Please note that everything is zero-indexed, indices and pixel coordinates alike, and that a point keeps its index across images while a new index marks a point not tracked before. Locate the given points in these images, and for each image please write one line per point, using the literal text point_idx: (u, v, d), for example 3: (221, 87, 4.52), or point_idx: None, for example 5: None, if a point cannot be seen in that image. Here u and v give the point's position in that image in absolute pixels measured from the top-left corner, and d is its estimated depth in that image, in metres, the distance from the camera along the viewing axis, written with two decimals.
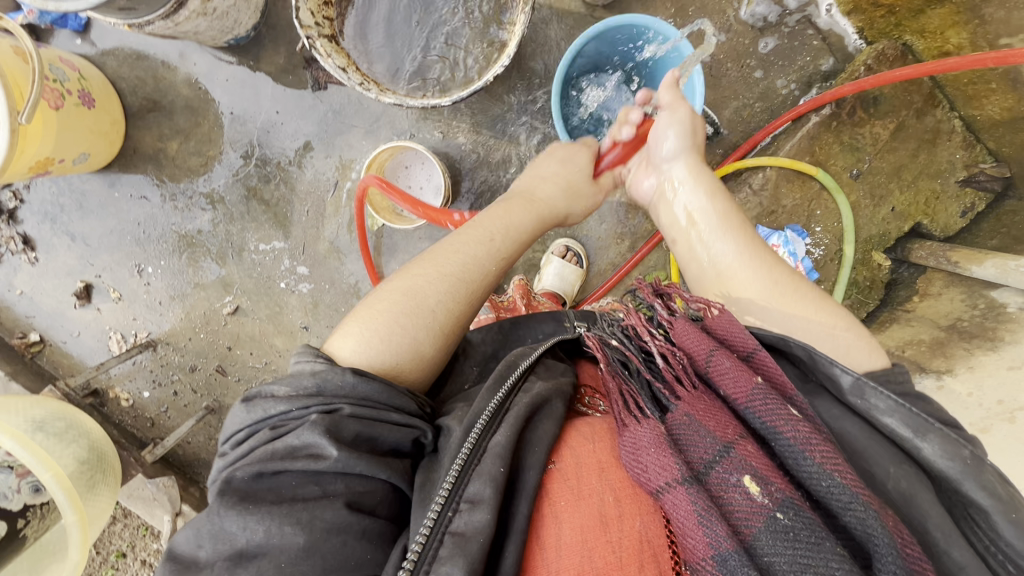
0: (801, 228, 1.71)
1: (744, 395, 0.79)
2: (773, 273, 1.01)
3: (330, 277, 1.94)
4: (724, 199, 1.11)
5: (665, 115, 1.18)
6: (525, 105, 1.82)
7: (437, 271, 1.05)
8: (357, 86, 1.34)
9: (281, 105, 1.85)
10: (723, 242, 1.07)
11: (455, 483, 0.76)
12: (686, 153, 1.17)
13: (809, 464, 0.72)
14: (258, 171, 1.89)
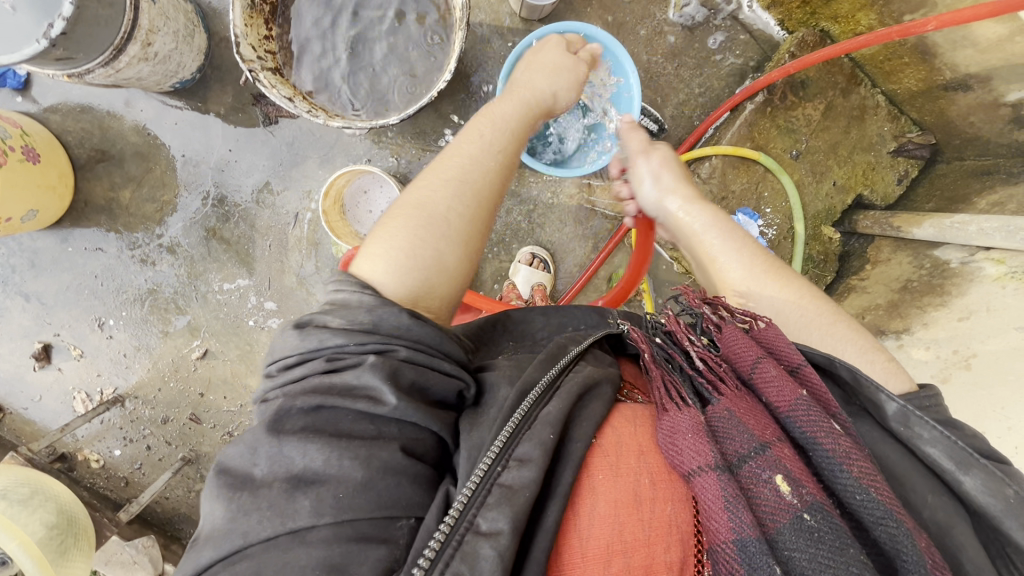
0: (751, 211, 1.79)
1: (785, 400, 0.80)
2: (783, 297, 1.04)
3: (299, 310, 1.93)
4: (730, 227, 1.14)
5: (639, 169, 1.23)
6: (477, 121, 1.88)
7: (445, 178, 1.04)
8: (305, 113, 1.36)
9: (233, 143, 1.86)
10: (732, 266, 1.09)
11: (507, 440, 0.72)
12: (674, 190, 1.19)
13: (843, 474, 0.72)
14: (216, 212, 1.88)
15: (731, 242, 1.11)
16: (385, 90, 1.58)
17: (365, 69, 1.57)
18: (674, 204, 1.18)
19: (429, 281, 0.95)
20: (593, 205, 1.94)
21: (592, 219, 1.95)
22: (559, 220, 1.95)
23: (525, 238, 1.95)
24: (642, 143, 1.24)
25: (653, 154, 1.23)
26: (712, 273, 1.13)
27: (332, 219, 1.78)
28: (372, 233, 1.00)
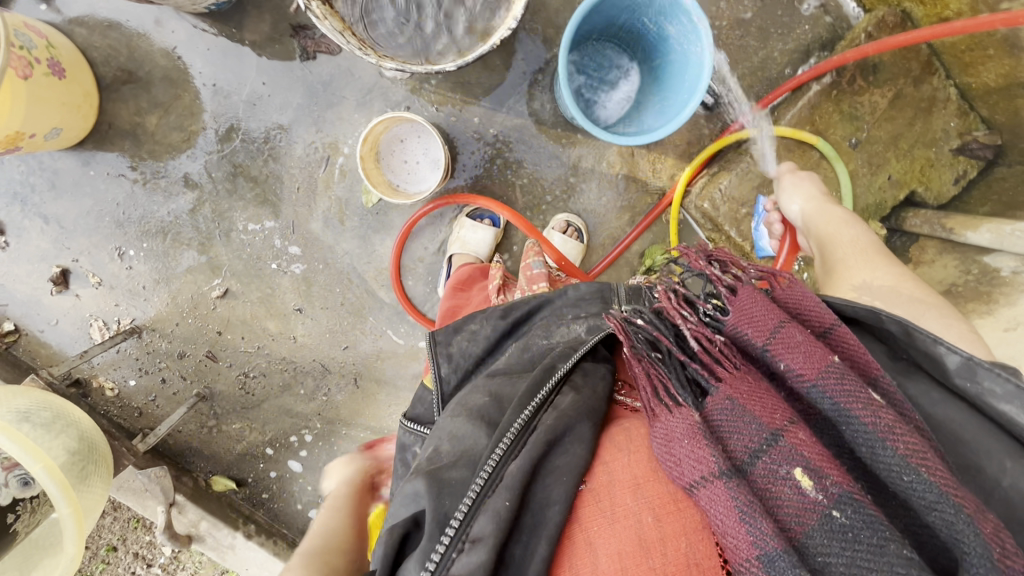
0: None
1: (808, 369, 0.71)
2: (885, 276, 1.08)
3: (324, 257, 1.91)
4: (855, 223, 1.24)
5: (788, 183, 1.45)
6: (524, 77, 1.81)
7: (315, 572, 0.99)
8: (356, 51, 1.27)
9: (268, 76, 1.76)
10: (844, 251, 1.19)
11: (468, 510, 0.73)
12: (809, 196, 1.39)
13: (885, 453, 0.65)
14: (244, 148, 1.81)
15: (847, 232, 1.22)
16: (436, 33, 1.47)
17: (417, 8, 1.45)
18: (814, 206, 1.35)
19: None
20: (633, 176, 1.87)
21: (631, 191, 1.89)
22: (597, 189, 1.89)
23: (559, 205, 1.89)
24: (786, 170, 1.50)
25: (797, 174, 1.46)
26: (829, 261, 1.21)
27: (367, 166, 1.70)
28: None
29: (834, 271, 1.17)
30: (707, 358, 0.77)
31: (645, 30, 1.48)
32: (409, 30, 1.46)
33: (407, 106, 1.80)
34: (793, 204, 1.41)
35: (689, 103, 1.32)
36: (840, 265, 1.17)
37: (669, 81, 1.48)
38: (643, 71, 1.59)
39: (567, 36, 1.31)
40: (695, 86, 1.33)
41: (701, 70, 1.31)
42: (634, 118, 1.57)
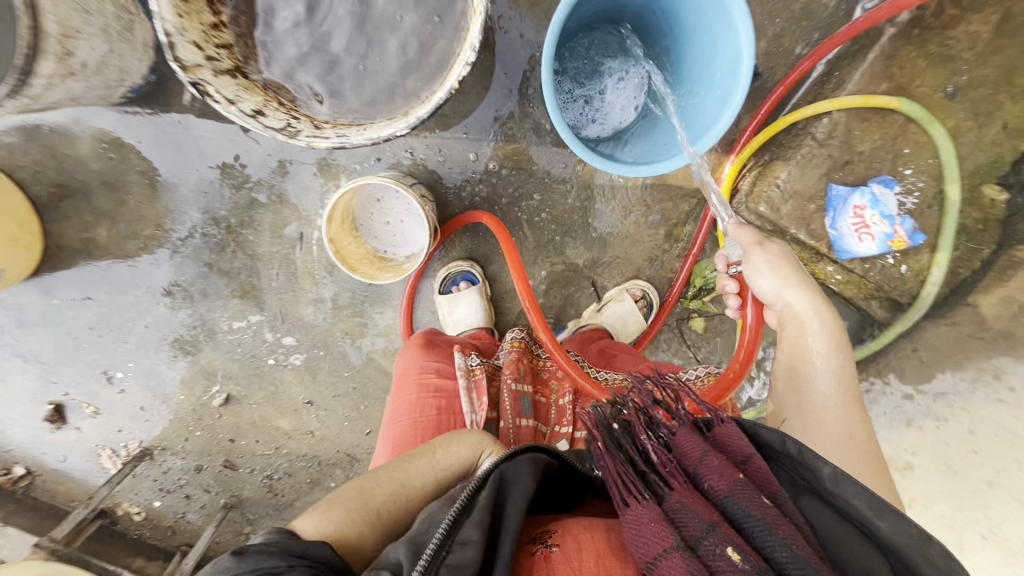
0: (887, 175, 1.33)
1: (721, 479, 0.68)
2: (855, 428, 0.89)
3: (324, 342, 1.68)
4: (836, 344, 0.97)
5: (756, 263, 1.06)
6: (508, 91, 1.48)
7: (367, 480, 0.90)
8: (281, 135, 0.98)
9: (213, 157, 1.51)
10: (823, 380, 0.94)
11: (442, 543, 0.69)
12: (795, 283, 1.02)
13: (780, 548, 0.61)
14: (208, 242, 1.57)
15: (835, 359, 0.95)
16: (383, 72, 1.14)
17: (357, 48, 1.14)
18: (791, 302, 1.02)
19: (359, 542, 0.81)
20: (662, 184, 1.53)
21: (662, 203, 1.55)
22: (620, 208, 1.56)
23: (578, 235, 1.57)
24: (751, 237, 1.09)
25: (770, 247, 1.07)
26: (786, 379, 0.99)
27: (341, 246, 1.39)
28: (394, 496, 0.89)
29: (803, 400, 0.94)
30: (654, 467, 0.73)
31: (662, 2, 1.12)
32: (349, 79, 1.13)
33: (380, 159, 1.50)
34: (768, 286, 1.04)
35: (729, 104, 0.99)
36: (812, 398, 0.93)
37: (694, 69, 1.13)
38: (660, 56, 1.23)
39: (552, 38, 0.98)
40: (733, 79, 0.99)
41: (739, 55, 0.97)
42: (642, 129, 1.24)
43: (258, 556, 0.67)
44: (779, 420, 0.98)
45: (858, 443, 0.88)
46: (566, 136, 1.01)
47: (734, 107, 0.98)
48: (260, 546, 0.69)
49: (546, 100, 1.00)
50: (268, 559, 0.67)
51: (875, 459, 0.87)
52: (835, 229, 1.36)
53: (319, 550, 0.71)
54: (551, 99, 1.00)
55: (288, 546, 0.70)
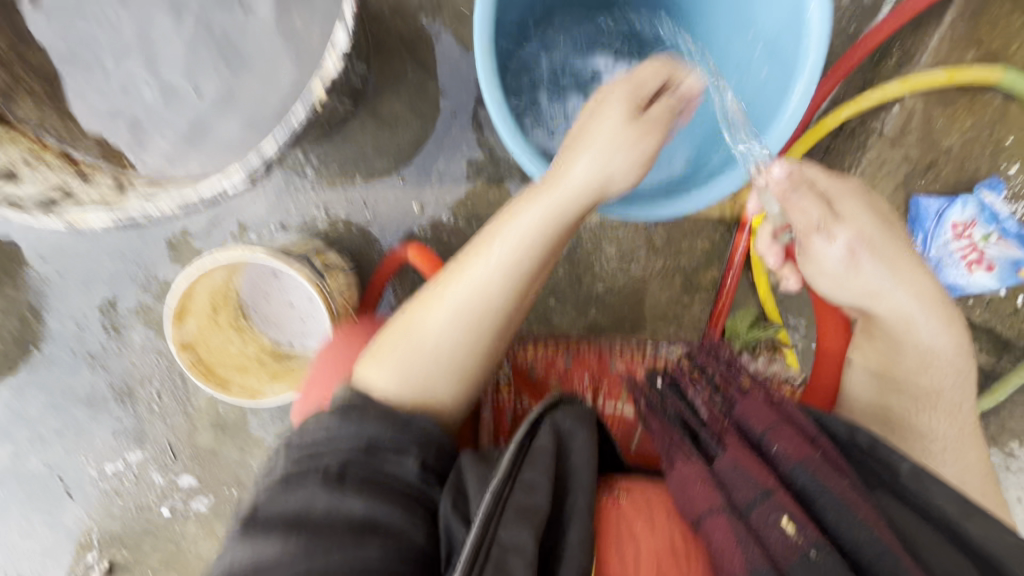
0: (995, 178, 0.94)
1: (794, 447, 0.60)
2: (975, 475, 0.68)
3: (235, 477, 1.17)
4: (958, 358, 0.69)
5: (836, 241, 0.67)
6: (451, 111, 1.04)
7: (437, 305, 0.67)
8: None
9: (45, 244, 1.07)
10: (934, 419, 0.69)
11: (504, 480, 0.53)
12: (903, 279, 0.68)
13: (852, 527, 0.53)
14: (56, 360, 1.12)
15: (948, 367, 0.69)
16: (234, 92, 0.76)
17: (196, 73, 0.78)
18: (903, 306, 0.68)
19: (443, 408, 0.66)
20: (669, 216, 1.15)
21: (673, 242, 1.17)
22: (620, 253, 1.17)
23: (567, 293, 1.18)
24: (818, 209, 0.67)
25: (845, 210, 0.68)
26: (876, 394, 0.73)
27: (201, 350, 0.94)
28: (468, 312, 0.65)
29: (902, 444, 0.70)
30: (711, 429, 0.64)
31: None
32: None
33: (283, 223, 1.07)
34: (855, 275, 0.68)
35: (792, 84, 0.68)
36: (915, 442, 0.69)
37: (728, 41, 0.81)
38: (647, 46, 0.89)
39: (488, 50, 0.68)
40: (796, 45, 0.68)
41: (801, 9, 0.66)
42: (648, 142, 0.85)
43: (355, 430, 0.56)
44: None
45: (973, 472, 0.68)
46: (536, 170, 0.72)
47: (803, 86, 0.67)
48: (365, 406, 0.59)
49: (499, 127, 0.70)
50: (353, 441, 0.55)
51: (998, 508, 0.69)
52: (928, 258, 0.96)
53: (407, 464, 0.56)
54: (503, 121, 0.70)
55: (382, 432, 0.57)
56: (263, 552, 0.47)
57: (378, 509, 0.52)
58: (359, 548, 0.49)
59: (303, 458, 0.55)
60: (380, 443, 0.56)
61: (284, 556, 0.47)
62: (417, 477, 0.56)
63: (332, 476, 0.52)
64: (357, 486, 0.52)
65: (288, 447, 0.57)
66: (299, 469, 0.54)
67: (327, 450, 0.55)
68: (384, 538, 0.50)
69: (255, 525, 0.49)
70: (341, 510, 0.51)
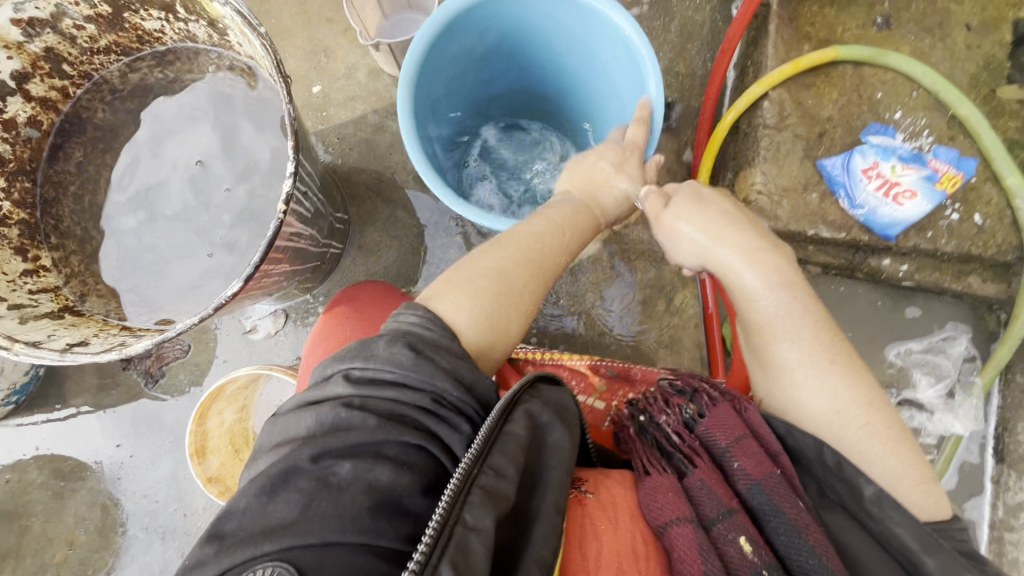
0: (881, 124, 1.07)
1: (756, 464, 0.54)
2: (847, 399, 0.61)
3: None
4: (783, 291, 0.66)
5: (671, 228, 0.74)
6: (422, 227, 1.26)
7: (514, 252, 0.71)
8: (88, 357, 0.73)
9: (120, 433, 1.25)
10: (786, 349, 0.64)
11: (476, 461, 0.46)
12: (717, 238, 0.70)
13: (802, 554, 0.49)
14: (131, 539, 1.22)
15: (796, 323, 0.64)
16: (211, 244, 0.92)
17: (172, 235, 0.92)
18: (727, 265, 0.69)
19: (495, 345, 0.66)
20: (632, 254, 1.27)
21: (645, 274, 1.27)
22: (602, 298, 1.27)
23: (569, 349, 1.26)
24: (657, 203, 0.77)
25: (679, 192, 0.76)
26: (757, 373, 0.69)
27: (227, 482, 1.08)
28: (531, 259, 0.72)
29: (770, 380, 0.66)
30: (684, 444, 0.60)
31: (529, 71, 1.01)
32: (182, 274, 0.91)
33: None
34: (688, 252, 0.72)
35: (646, 88, 0.79)
36: (778, 375, 0.64)
37: (597, 100, 0.96)
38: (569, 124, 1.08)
39: (413, 142, 0.78)
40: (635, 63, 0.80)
41: (623, 39, 0.80)
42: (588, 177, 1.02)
43: (417, 381, 0.52)
44: (760, 402, 0.70)
45: (857, 413, 0.60)
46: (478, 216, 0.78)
47: (655, 92, 0.78)
48: (432, 353, 0.55)
49: (440, 195, 0.78)
50: (413, 394, 0.52)
51: (887, 431, 0.60)
52: (860, 207, 1.05)
53: (443, 431, 0.51)
54: (439, 185, 0.78)
55: (446, 391, 0.53)
56: (276, 509, 0.42)
57: (404, 482, 0.46)
58: (371, 522, 0.42)
59: (360, 397, 0.51)
60: (439, 402, 0.52)
61: (298, 513, 0.42)
62: (454, 455, 0.51)
63: (379, 432, 0.48)
64: (392, 456, 0.47)
65: (347, 373, 0.53)
66: (353, 408, 0.50)
67: (383, 396, 0.51)
68: (401, 518, 0.44)
69: (280, 478, 0.44)
70: (360, 477, 0.44)
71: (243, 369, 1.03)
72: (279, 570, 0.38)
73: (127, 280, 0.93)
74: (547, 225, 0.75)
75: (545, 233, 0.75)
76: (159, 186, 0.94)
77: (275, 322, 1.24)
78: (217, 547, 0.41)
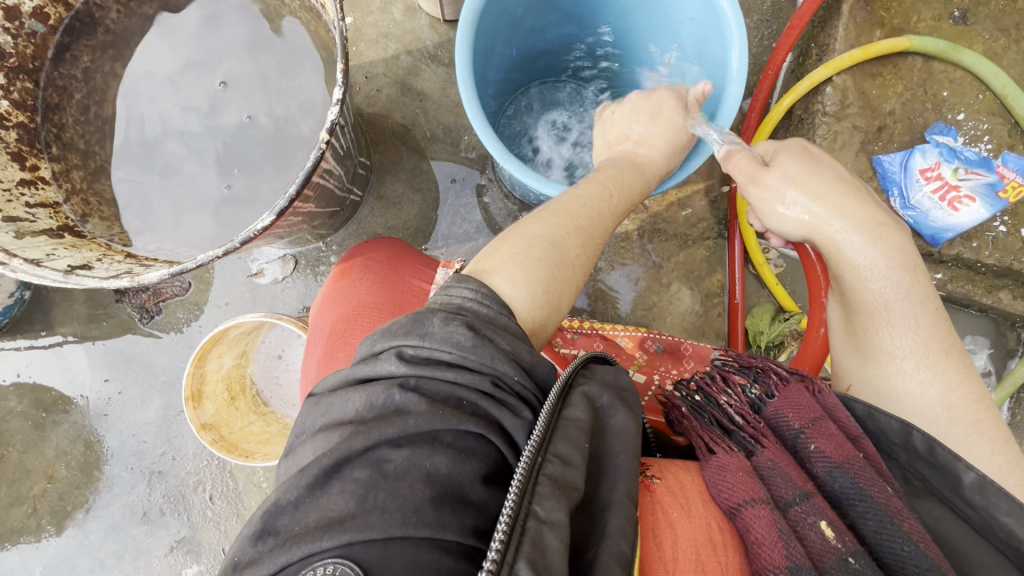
0: (945, 124, 1.03)
1: (835, 447, 0.52)
2: (958, 395, 0.59)
3: None
4: (906, 275, 0.62)
5: (774, 192, 0.67)
6: (449, 182, 1.19)
7: (564, 219, 0.64)
8: (93, 282, 0.66)
9: (109, 367, 1.18)
10: (898, 337, 0.62)
11: (539, 449, 0.42)
12: (835, 210, 0.64)
13: (897, 541, 0.45)
14: (116, 477, 1.16)
15: (913, 312, 0.61)
16: (233, 176, 0.84)
17: (189, 162, 0.84)
18: (837, 239, 0.64)
19: (548, 319, 0.60)
20: (664, 234, 1.22)
21: (674, 257, 1.23)
22: (627, 277, 1.23)
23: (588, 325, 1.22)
24: (752, 167, 0.70)
25: (782, 158, 0.69)
26: (849, 352, 0.67)
27: (225, 430, 1.02)
28: (580, 224, 0.65)
29: (870, 366, 0.64)
30: (748, 428, 0.56)
31: (582, 20, 0.93)
32: (197, 205, 0.84)
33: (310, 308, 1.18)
34: (793, 219, 0.66)
35: (728, 51, 0.74)
36: (883, 363, 0.62)
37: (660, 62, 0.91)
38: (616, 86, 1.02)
39: (468, 86, 0.71)
40: (716, 23, 0.74)
41: (710, 2, 0.73)
42: None
43: (476, 363, 0.46)
44: (845, 389, 0.68)
45: (965, 409, 0.59)
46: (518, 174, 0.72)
47: (738, 58, 0.73)
48: (491, 333, 0.48)
49: (489, 147, 0.72)
50: (472, 377, 0.45)
51: (995, 430, 0.58)
52: (911, 208, 1.02)
53: (504, 414, 0.45)
54: (492, 140, 0.72)
55: (506, 373, 0.47)
56: (331, 501, 0.38)
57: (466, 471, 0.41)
58: (437, 515, 0.38)
59: (415, 377, 0.45)
60: (498, 386, 0.46)
61: (356, 504, 0.38)
62: (515, 445, 0.46)
63: (436, 417, 0.42)
64: (448, 443, 0.42)
65: (398, 352, 0.47)
66: (408, 390, 0.44)
67: (442, 378, 0.45)
68: (465, 508, 0.39)
69: (331, 466, 0.40)
70: (398, 471, 0.39)
71: (250, 315, 0.95)
72: (341, 569, 0.35)
73: (137, 205, 0.85)
74: (592, 192, 0.68)
75: (590, 199, 0.68)
76: (179, 106, 0.85)
77: (283, 268, 1.17)
78: (269, 546, 0.37)
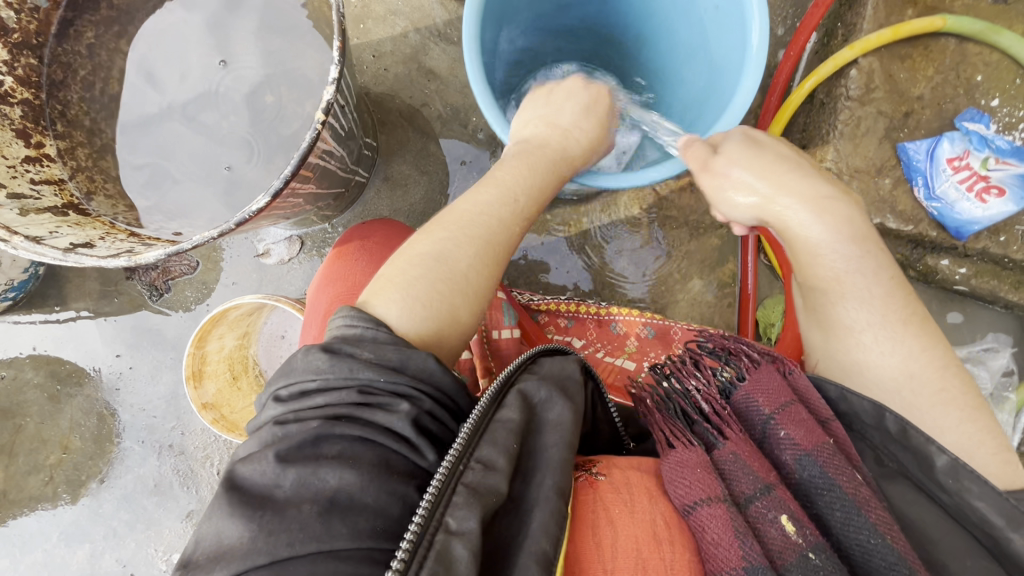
0: (976, 111, 0.97)
1: (806, 434, 0.50)
2: (922, 362, 0.58)
3: None
4: (854, 245, 0.60)
5: (721, 178, 0.65)
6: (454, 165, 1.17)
7: (453, 231, 0.62)
8: (92, 260, 0.66)
9: (120, 343, 1.20)
10: (852, 310, 0.60)
11: (461, 456, 0.42)
12: (777, 189, 0.62)
13: (862, 532, 0.46)
14: (127, 450, 1.20)
15: (856, 284, 0.60)
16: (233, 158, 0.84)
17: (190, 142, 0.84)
18: (782, 217, 0.62)
19: (442, 335, 0.58)
20: (674, 222, 1.19)
21: (683, 245, 1.19)
22: (633, 265, 1.20)
23: None
24: (702, 152, 0.66)
25: (728, 144, 0.66)
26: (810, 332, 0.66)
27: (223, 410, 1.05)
28: (471, 234, 0.62)
29: (831, 342, 0.62)
30: (711, 414, 0.54)
31: None
32: (196, 185, 0.84)
33: None
34: (743, 204, 0.64)
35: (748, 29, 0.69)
36: (842, 338, 0.61)
37: (680, 40, 0.86)
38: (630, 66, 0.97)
39: (475, 61, 0.69)
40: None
41: None
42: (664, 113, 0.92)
43: (337, 379, 0.45)
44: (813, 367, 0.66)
45: (924, 373, 0.58)
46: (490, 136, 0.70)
47: (758, 36, 0.68)
48: (350, 348, 0.48)
49: (494, 127, 0.70)
50: (338, 394, 0.45)
51: (966, 398, 0.57)
52: (935, 199, 0.98)
53: (393, 422, 0.44)
54: (494, 110, 0.69)
55: (372, 379, 0.46)
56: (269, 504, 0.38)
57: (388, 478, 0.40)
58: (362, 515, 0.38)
59: (292, 413, 0.45)
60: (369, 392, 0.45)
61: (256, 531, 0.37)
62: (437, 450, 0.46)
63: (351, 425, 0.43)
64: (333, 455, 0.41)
65: (275, 395, 0.47)
66: (288, 425, 0.44)
67: (312, 405, 0.45)
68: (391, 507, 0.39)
69: (251, 489, 0.40)
70: (309, 484, 0.39)
71: (250, 296, 0.95)
72: None
73: (138, 185, 0.85)
74: (483, 195, 0.66)
75: (480, 204, 0.65)
76: (178, 86, 0.85)
77: (289, 249, 1.17)
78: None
